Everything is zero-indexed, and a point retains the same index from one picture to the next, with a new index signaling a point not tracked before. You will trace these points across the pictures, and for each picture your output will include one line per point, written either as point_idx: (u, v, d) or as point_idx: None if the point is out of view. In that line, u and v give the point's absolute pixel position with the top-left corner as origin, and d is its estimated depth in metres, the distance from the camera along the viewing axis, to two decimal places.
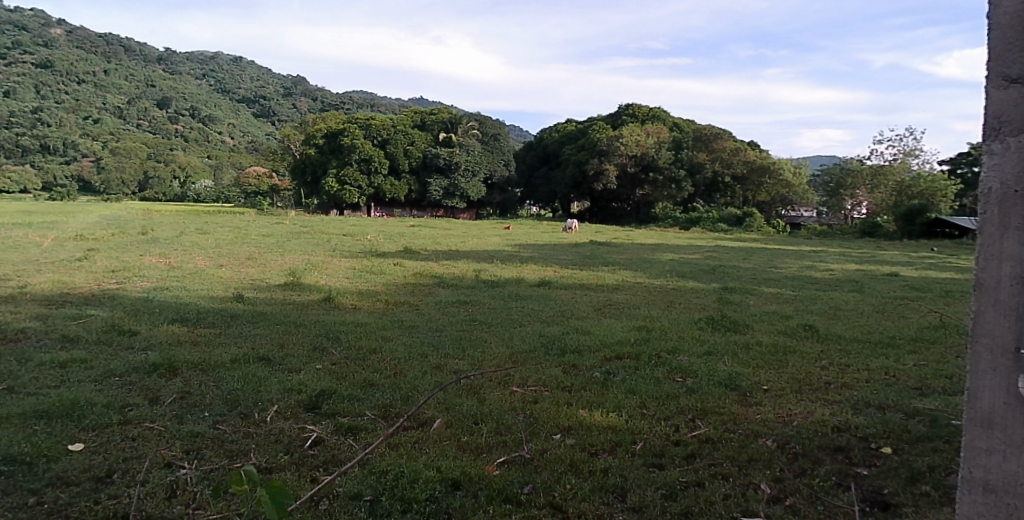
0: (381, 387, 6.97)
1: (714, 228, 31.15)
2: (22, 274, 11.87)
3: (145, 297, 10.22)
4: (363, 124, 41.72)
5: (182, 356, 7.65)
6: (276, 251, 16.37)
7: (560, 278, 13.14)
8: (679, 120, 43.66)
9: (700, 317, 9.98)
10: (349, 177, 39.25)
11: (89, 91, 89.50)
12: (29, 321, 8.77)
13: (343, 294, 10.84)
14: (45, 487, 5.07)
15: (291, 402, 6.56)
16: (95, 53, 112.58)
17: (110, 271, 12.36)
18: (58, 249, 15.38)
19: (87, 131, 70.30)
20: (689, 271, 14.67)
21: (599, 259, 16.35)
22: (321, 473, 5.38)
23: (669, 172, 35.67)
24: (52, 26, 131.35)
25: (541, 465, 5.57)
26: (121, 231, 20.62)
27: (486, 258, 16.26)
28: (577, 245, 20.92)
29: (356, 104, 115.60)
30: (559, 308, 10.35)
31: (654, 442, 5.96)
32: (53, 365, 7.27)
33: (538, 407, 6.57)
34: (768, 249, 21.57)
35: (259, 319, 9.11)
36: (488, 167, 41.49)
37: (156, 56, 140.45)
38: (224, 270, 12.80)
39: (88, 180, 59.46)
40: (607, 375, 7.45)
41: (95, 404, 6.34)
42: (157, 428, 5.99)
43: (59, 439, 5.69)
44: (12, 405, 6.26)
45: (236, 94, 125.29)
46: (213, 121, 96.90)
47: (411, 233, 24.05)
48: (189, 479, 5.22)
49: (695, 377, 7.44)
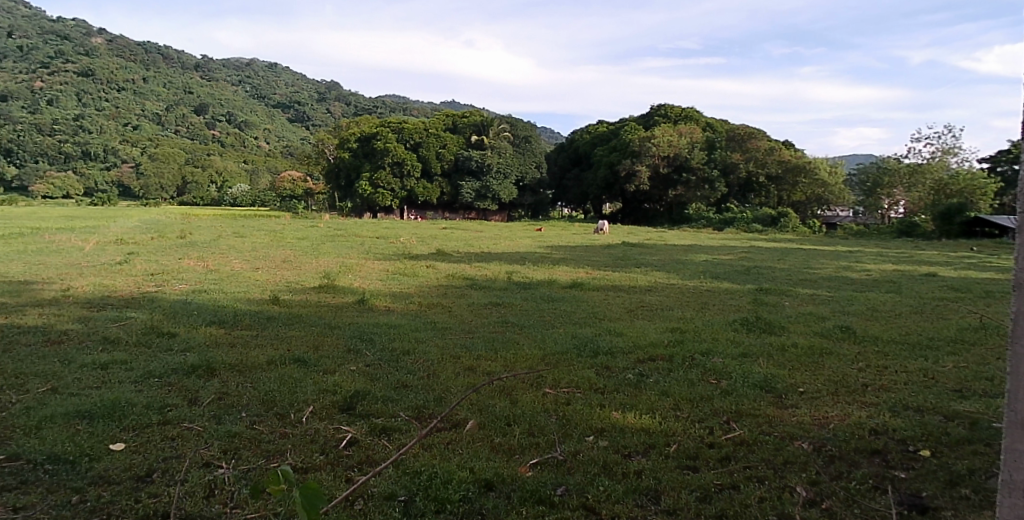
0: (415, 388, 7.01)
1: (748, 228, 30.83)
2: (65, 278, 12.15)
3: (184, 300, 10.39)
4: (395, 128, 42.01)
5: (220, 357, 7.79)
6: (309, 253, 16.61)
7: (591, 279, 13.11)
8: (712, 120, 43.28)
9: (735, 318, 9.89)
10: (382, 180, 39.56)
11: (128, 97, 91.51)
12: (71, 324, 8.98)
13: (376, 296, 10.94)
14: (87, 485, 5.20)
15: (326, 403, 6.62)
16: (134, 61, 114.98)
17: (150, 274, 12.61)
18: (100, 253, 15.72)
19: (127, 137, 71.93)
20: (723, 272, 14.55)
21: (631, 261, 16.26)
22: (355, 473, 5.45)
23: (702, 173, 35.29)
24: (93, 36, 134.50)
25: (574, 466, 5.56)
26: (160, 234, 21.07)
27: (518, 260, 16.26)
28: (609, 246, 20.87)
29: (389, 108, 116.65)
30: (592, 309, 10.33)
31: (688, 444, 5.92)
32: (95, 366, 7.45)
33: (571, 409, 6.55)
34: (804, 250, 21.38)
35: (295, 321, 9.24)
36: (520, 169, 41.52)
37: (193, 63, 143.09)
38: (261, 274, 12.97)
39: (128, 185, 60.82)
40: (640, 376, 7.41)
41: (136, 404, 6.48)
42: (196, 428, 6.10)
43: (101, 439, 5.82)
44: (56, 405, 6.41)
45: (272, 100, 127.19)
46: (248, 127, 98.38)
47: (444, 235, 24.24)
48: (227, 479, 5.31)
49: (729, 379, 7.37)
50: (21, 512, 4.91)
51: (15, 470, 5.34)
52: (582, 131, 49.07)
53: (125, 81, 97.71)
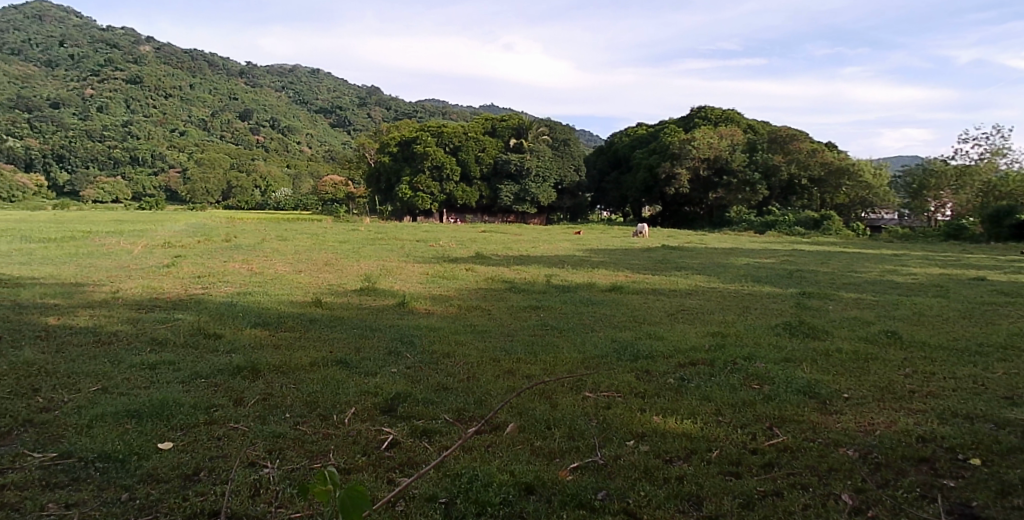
0: (455, 390, 7.05)
1: (790, 231, 30.35)
2: (116, 280, 12.45)
3: (229, 302, 10.57)
4: (435, 131, 42.29)
5: (264, 358, 7.92)
6: (351, 256, 16.78)
7: (632, 283, 13.04)
8: (753, 122, 42.72)
9: (777, 323, 9.76)
10: (421, 184, 39.86)
11: (175, 104, 93.58)
12: (121, 324, 9.23)
13: (416, 299, 11.02)
14: (137, 483, 5.33)
15: (368, 405, 6.69)
16: (180, 69, 117.58)
17: (196, 276, 12.86)
18: (147, 256, 16.11)
19: (174, 143, 73.61)
20: (765, 276, 14.37)
21: (671, 264, 16.17)
22: (398, 475, 5.50)
23: (743, 175, 34.84)
24: (142, 44, 137.78)
25: (614, 471, 5.54)
26: (206, 238, 21.54)
27: (558, 263, 16.27)
28: (649, 249, 20.75)
29: (428, 112, 117.51)
30: (632, 313, 10.26)
31: (730, 450, 5.85)
32: (144, 366, 7.63)
33: (611, 413, 6.52)
34: (848, 253, 21.02)
35: (337, 324, 9.36)
36: (559, 173, 41.35)
37: (238, 70, 145.85)
38: (304, 276, 13.16)
39: (175, 190, 62.23)
40: (681, 381, 7.35)
41: (183, 404, 6.62)
42: (242, 428, 6.20)
43: (149, 438, 5.96)
44: (106, 404, 6.57)
45: (314, 105, 129.06)
46: (291, 131, 99.78)
47: (484, 238, 24.33)
48: (272, 478, 5.41)
49: (772, 384, 7.27)
50: (73, 508, 5.05)
51: (68, 467, 5.49)
52: (620, 133, 48.81)
53: (172, 88, 99.98)
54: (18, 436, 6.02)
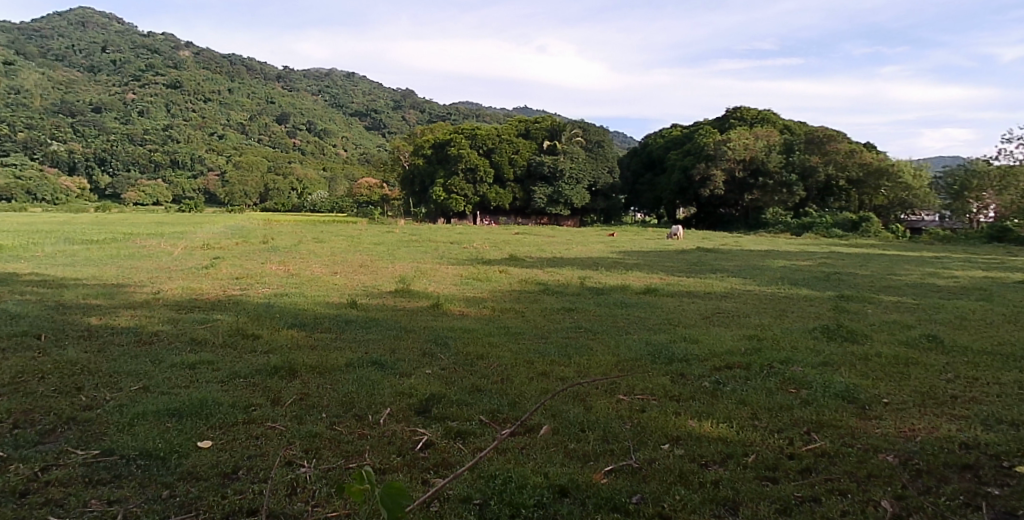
0: (489, 392, 7.06)
1: (828, 233, 29.88)
2: (156, 282, 12.67)
3: (267, 303, 10.71)
4: (468, 133, 42.45)
5: (300, 358, 8.02)
6: (385, 258, 16.92)
7: (666, 285, 12.96)
8: (790, 122, 42.16)
9: (815, 326, 9.63)
10: (455, 186, 40.13)
11: (214, 107, 95.26)
12: (162, 324, 9.42)
13: (450, 301, 11.06)
14: (177, 480, 5.44)
15: (402, 406, 6.74)
16: (219, 73, 119.64)
17: (234, 278, 13.07)
18: (187, 258, 16.39)
19: (212, 146, 74.86)
20: (801, 278, 14.17)
21: (706, 267, 16.04)
22: (432, 475, 5.54)
23: (779, 177, 34.42)
24: (182, 49, 140.55)
25: (649, 474, 5.51)
26: (243, 240, 21.87)
27: (591, 265, 16.25)
28: (684, 251, 20.62)
29: (462, 114, 117.88)
30: (666, 315, 10.22)
31: (767, 454, 5.79)
32: (183, 366, 7.77)
33: (646, 416, 6.48)
34: (888, 255, 20.67)
35: (373, 325, 9.44)
36: (593, 174, 41.09)
37: (275, 74, 147.96)
38: (339, 277, 13.31)
39: (213, 192, 63.33)
40: (716, 384, 7.29)
41: (222, 403, 6.72)
42: (279, 427, 6.28)
43: (189, 436, 6.07)
44: (147, 402, 6.71)
45: (349, 109, 130.33)
46: (326, 134, 100.84)
47: (518, 240, 24.36)
48: (309, 477, 5.48)
49: (809, 388, 7.17)
50: (116, 505, 5.15)
51: (110, 465, 5.62)
52: (654, 134, 48.44)
53: (211, 92, 101.83)
54: (62, 433, 6.17)
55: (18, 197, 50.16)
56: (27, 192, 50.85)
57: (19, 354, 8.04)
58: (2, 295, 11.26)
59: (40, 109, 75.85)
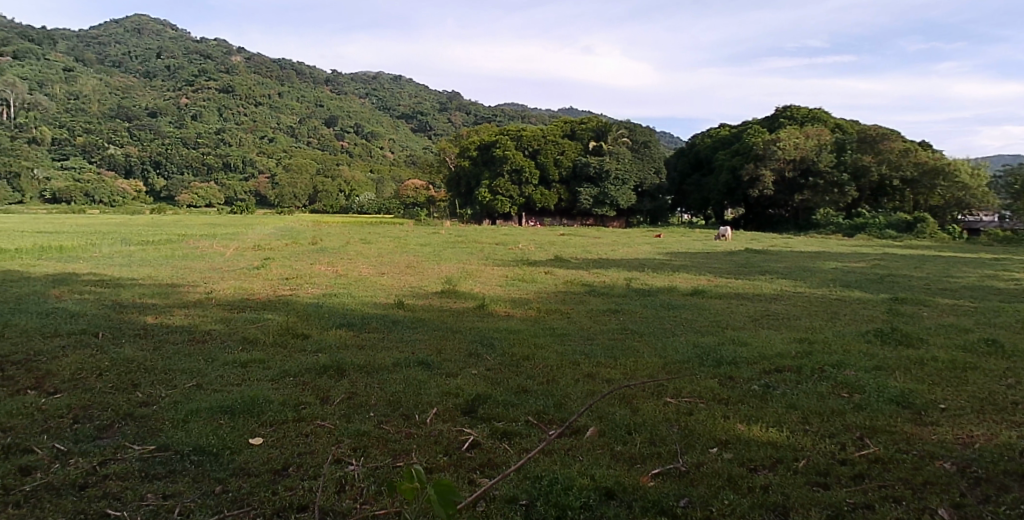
0: (535, 393, 7.06)
1: (881, 234, 29.16)
2: (210, 282, 12.99)
3: (315, 303, 10.88)
4: (514, 135, 42.56)
5: (349, 358, 8.13)
6: (432, 259, 17.02)
7: (714, 286, 12.79)
8: (842, 121, 41.26)
9: (868, 329, 9.40)
10: (501, 188, 40.29)
11: (264, 111, 97.17)
12: (214, 324, 9.63)
13: (496, 301, 11.10)
14: (229, 476, 5.56)
15: (449, 406, 6.79)
16: (269, 77, 122.13)
17: (285, 278, 13.32)
18: (239, 258, 16.72)
19: (263, 149, 76.38)
20: (855, 280, 13.85)
21: (756, 268, 15.80)
22: (478, 475, 5.57)
23: (830, 177, 33.72)
24: (234, 55, 143.82)
25: (697, 478, 5.45)
26: (294, 241, 22.29)
27: (638, 267, 16.13)
28: (733, 252, 20.33)
29: (509, 116, 118.12)
30: (714, 317, 10.09)
31: (818, 460, 5.68)
32: (236, 364, 7.94)
33: (694, 419, 6.42)
34: (946, 257, 20.04)
35: (419, 325, 9.51)
36: (640, 175, 40.64)
37: (323, 77, 150.40)
38: (387, 278, 13.45)
39: (264, 194, 64.60)
40: (767, 388, 7.17)
41: (272, 401, 6.85)
42: (328, 425, 6.39)
43: (241, 433, 6.19)
44: (200, 400, 6.87)
45: (396, 111, 131.76)
46: (374, 137, 102.02)
47: (565, 242, 24.31)
48: (357, 475, 5.56)
49: (862, 393, 7.01)
50: (171, 499, 5.29)
51: (166, 460, 5.79)
52: (702, 134, 47.83)
53: (261, 96, 103.94)
54: (119, 428, 6.36)
55: (78, 200, 51.87)
56: (86, 195, 52.56)
57: (79, 351, 8.30)
58: (63, 294, 11.64)
59: (98, 114, 78.43)
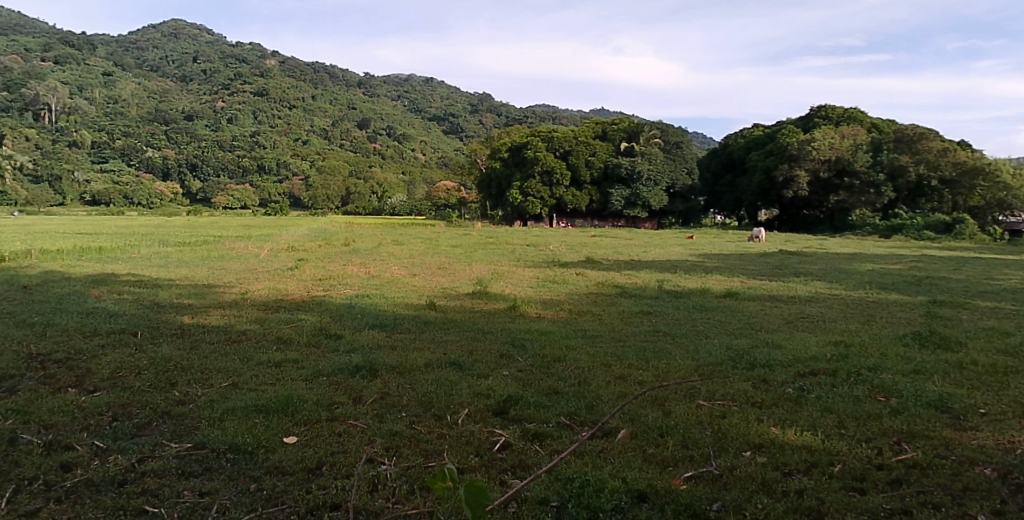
0: (566, 395, 7.06)
1: (919, 236, 28.62)
2: (245, 282, 13.20)
3: (348, 304, 11.01)
4: (545, 136, 42.59)
5: (381, 359, 8.20)
6: (463, 260, 17.08)
7: (747, 288, 12.68)
8: (879, 120, 40.55)
9: (905, 332, 9.23)
10: (532, 189, 40.36)
11: (298, 114, 98.29)
12: (249, 324, 9.77)
13: (527, 303, 11.12)
14: (264, 474, 5.63)
15: (481, 406, 6.82)
16: (303, 80, 123.62)
17: (318, 280, 13.47)
18: (273, 260, 16.93)
19: (297, 151, 77.28)
20: (892, 282, 13.61)
21: (790, 270, 15.62)
22: (510, 476, 5.57)
23: (867, 177, 33.16)
24: (269, 58, 145.73)
25: (730, 482, 5.40)
26: (327, 242, 22.54)
27: (670, 268, 16.03)
28: (766, 254, 20.12)
29: (540, 117, 118.14)
30: (747, 320, 9.98)
31: (854, 465, 5.60)
32: (271, 364, 8.05)
33: (727, 423, 6.36)
34: (987, 259, 19.58)
35: (451, 326, 9.56)
36: (672, 175, 40.25)
37: (356, 80, 151.89)
38: (418, 279, 13.53)
39: (298, 196, 65.36)
40: (801, 391, 7.09)
41: (306, 400, 6.94)
42: (361, 425, 6.44)
43: (275, 432, 6.27)
44: (235, 399, 6.98)
45: (428, 113, 132.48)
46: (406, 139, 102.63)
47: (596, 243, 24.23)
48: (389, 475, 5.60)
49: (900, 397, 6.89)
50: (207, 496, 5.38)
51: (202, 458, 5.88)
52: (734, 135, 47.37)
53: (295, 99, 105.22)
54: (157, 427, 6.48)
55: (117, 202, 53.01)
56: (125, 197, 53.65)
57: (118, 351, 8.47)
58: (104, 294, 11.90)
59: (137, 117, 80.06)
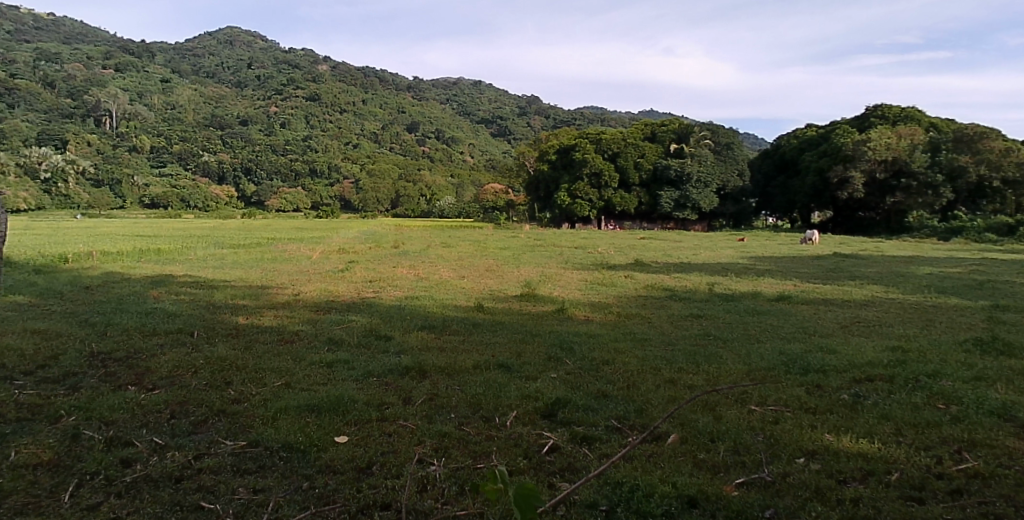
0: (615, 399, 7.02)
1: (980, 238, 27.70)
2: (298, 283, 13.49)
3: (398, 305, 11.17)
4: (594, 138, 42.54)
5: (431, 360, 8.26)
6: (512, 262, 17.13)
7: (801, 292, 12.43)
8: (937, 120, 39.34)
9: (966, 338, 8.94)
10: (580, 191, 40.37)
11: (348, 117, 99.71)
12: (302, 325, 9.98)
13: (576, 306, 11.09)
14: (316, 473, 5.74)
15: (529, 409, 6.84)
16: (354, 85, 125.57)
17: (369, 281, 13.67)
18: (325, 262, 17.21)
19: (347, 155, 78.42)
20: (952, 286, 13.21)
21: (845, 273, 15.29)
22: (558, 479, 5.58)
23: (925, 178, 32.16)
24: (320, 63, 148.40)
25: (783, 489, 5.31)
26: (376, 244, 22.82)
27: (720, 271, 15.81)
28: (820, 257, 19.70)
29: (589, 120, 117.68)
30: (800, 323, 9.82)
31: (913, 473, 5.45)
32: (322, 364, 8.20)
33: (780, 428, 6.26)
34: None
35: (499, 328, 9.62)
36: (722, 177, 39.64)
37: (406, 84, 153.56)
38: (466, 281, 13.63)
39: (349, 199, 66.36)
40: (856, 397, 6.93)
41: (357, 400, 7.05)
42: (410, 425, 6.52)
43: (327, 431, 6.39)
44: (289, 398, 7.14)
45: (476, 116, 133.26)
46: (455, 141, 103.18)
47: (645, 246, 24.05)
48: (438, 475, 5.65)
49: (960, 404, 6.68)
50: (261, 493, 5.50)
51: (256, 455, 6.02)
52: (786, 135, 46.52)
53: (346, 103, 106.92)
54: (213, 425, 6.64)
55: (175, 205, 54.64)
56: (182, 200, 55.22)
57: (176, 349, 8.73)
58: (163, 294, 12.27)
59: (194, 122, 82.37)
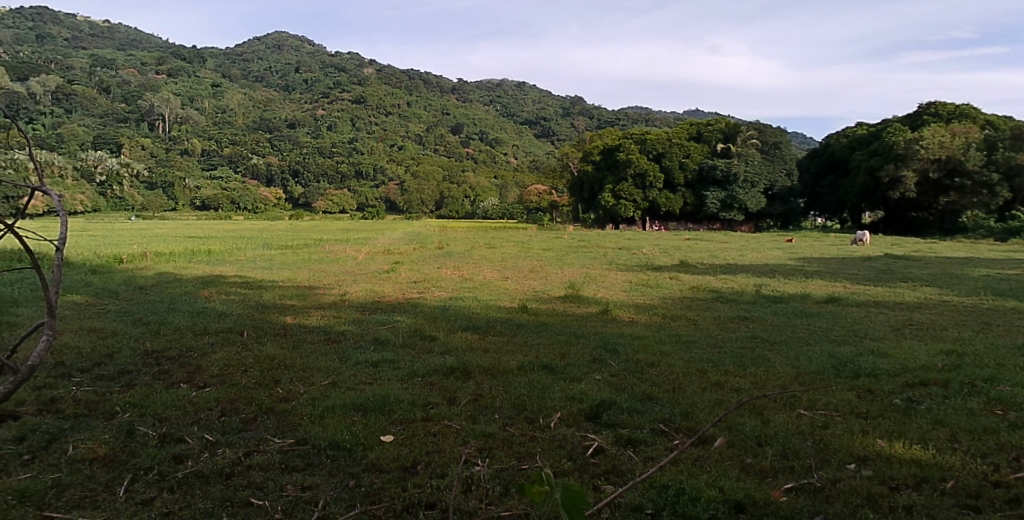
0: (661, 401, 6.97)
1: None
2: (344, 284, 13.69)
3: (443, 306, 11.25)
4: (638, 139, 42.27)
5: (476, 361, 8.30)
6: (556, 264, 17.12)
7: (851, 294, 12.17)
8: (994, 117, 38.08)
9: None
10: (624, 191, 40.17)
11: (393, 120, 100.69)
12: (348, 324, 10.13)
13: (620, 307, 11.01)
14: (362, 471, 5.82)
15: (573, 410, 6.83)
16: (398, 87, 126.78)
17: (414, 282, 13.78)
18: (371, 263, 17.40)
19: (392, 157, 79.19)
20: (1012, 289, 12.75)
21: (898, 275, 14.91)
22: (603, 482, 5.57)
23: (980, 177, 31.27)
24: (366, 66, 150.15)
25: (833, 495, 5.21)
26: (422, 245, 22.98)
27: (768, 272, 15.58)
28: (872, 259, 19.23)
29: (634, 120, 116.69)
30: (850, 326, 9.61)
31: (968, 481, 5.31)
32: (368, 363, 8.31)
33: (829, 433, 6.14)
34: None
35: (543, 329, 9.62)
36: (769, 177, 38.94)
37: (450, 86, 154.32)
38: (510, 282, 13.66)
39: (393, 201, 67.04)
40: (910, 402, 6.76)
41: (403, 400, 7.12)
42: (455, 426, 6.56)
43: (373, 430, 6.48)
44: (336, 397, 7.24)
45: (520, 117, 133.26)
46: (498, 143, 103.32)
47: (691, 247, 23.80)
48: (483, 475, 5.68)
49: (1019, 411, 6.47)
50: (309, 490, 5.60)
51: (304, 453, 6.13)
52: (836, 134, 45.55)
53: (390, 106, 107.95)
54: (261, 422, 6.78)
55: (225, 207, 55.83)
56: (233, 202, 56.41)
57: (226, 348, 8.95)
58: (213, 295, 12.56)
59: (243, 125, 84.10)
